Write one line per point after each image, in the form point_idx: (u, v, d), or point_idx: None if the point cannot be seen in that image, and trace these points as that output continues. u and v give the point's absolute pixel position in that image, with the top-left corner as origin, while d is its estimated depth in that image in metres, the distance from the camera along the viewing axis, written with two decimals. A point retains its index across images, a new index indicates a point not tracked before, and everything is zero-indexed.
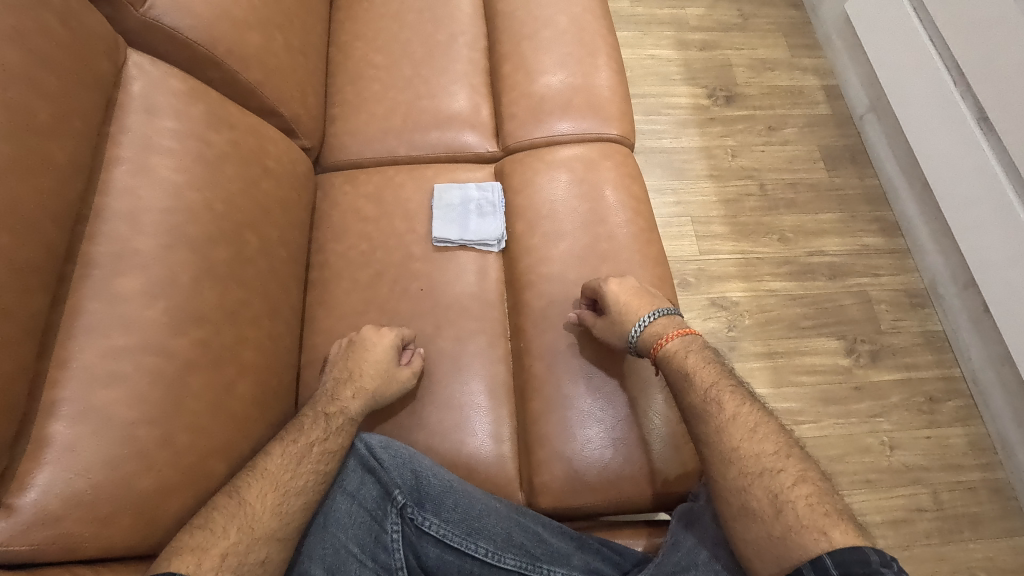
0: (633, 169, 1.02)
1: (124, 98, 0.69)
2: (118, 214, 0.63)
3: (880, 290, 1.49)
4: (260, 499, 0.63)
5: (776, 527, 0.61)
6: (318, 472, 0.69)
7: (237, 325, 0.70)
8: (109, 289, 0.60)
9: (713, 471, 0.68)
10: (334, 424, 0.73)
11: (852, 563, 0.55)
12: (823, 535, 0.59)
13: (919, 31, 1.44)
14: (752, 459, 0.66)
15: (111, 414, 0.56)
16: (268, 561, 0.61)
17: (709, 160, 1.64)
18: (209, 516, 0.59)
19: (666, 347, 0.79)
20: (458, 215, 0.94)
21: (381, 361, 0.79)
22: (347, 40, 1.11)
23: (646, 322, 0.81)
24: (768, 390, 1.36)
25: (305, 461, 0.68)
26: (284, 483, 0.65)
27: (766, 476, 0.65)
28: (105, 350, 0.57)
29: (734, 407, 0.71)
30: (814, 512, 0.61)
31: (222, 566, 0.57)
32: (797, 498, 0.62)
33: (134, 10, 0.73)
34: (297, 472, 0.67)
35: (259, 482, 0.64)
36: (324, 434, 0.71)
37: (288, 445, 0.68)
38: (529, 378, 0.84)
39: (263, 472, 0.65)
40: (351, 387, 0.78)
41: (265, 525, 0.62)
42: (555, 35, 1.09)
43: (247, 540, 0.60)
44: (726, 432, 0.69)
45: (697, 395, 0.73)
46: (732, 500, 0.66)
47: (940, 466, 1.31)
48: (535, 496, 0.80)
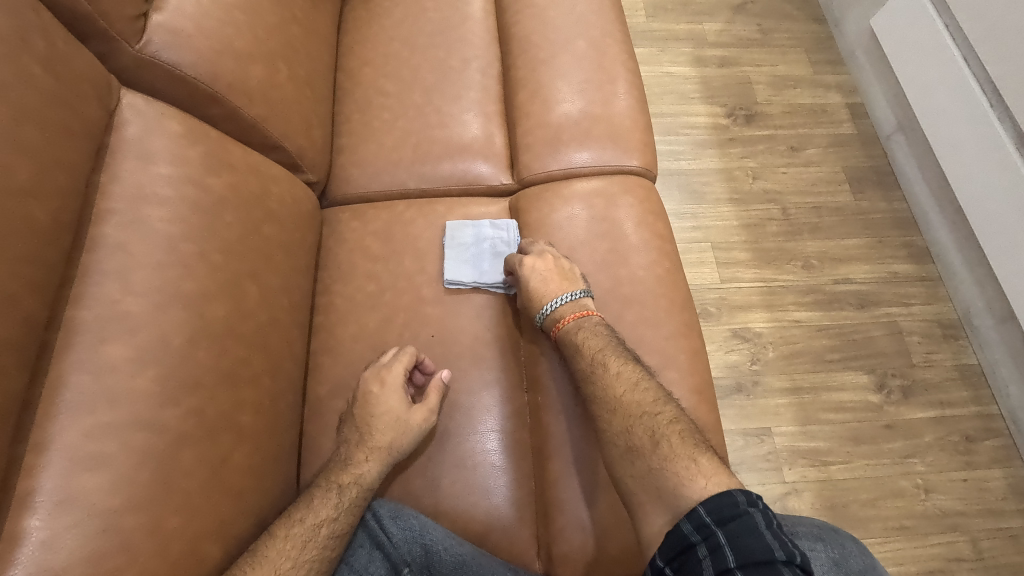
0: (655, 204, 0.97)
1: (116, 144, 0.64)
2: (107, 274, 0.58)
3: (911, 321, 1.42)
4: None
5: (654, 459, 0.68)
6: (321, 560, 0.64)
7: (235, 388, 0.65)
8: (94, 359, 0.55)
9: (599, 422, 0.74)
10: (346, 497, 0.68)
11: (723, 508, 0.60)
12: (692, 462, 0.67)
13: (952, 49, 1.38)
14: (634, 405, 0.73)
15: (93, 503, 0.51)
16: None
17: (729, 182, 1.58)
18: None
19: (565, 327, 0.80)
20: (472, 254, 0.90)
21: (393, 412, 0.75)
22: (355, 65, 1.06)
23: (551, 305, 0.81)
24: (794, 429, 1.30)
25: (310, 545, 0.63)
26: (283, 572, 0.60)
27: (645, 417, 0.72)
28: (88, 429, 0.52)
29: (616, 369, 0.76)
30: (684, 444, 0.69)
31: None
32: (671, 433, 0.70)
33: (129, 47, 0.69)
34: (299, 561, 0.62)
35: (256, 574, 0.59)
36: (333, 514, 0.67)
37: (293, 528, 0.64)
38: (546, 435, 0.79)
39: (263, 561, 0.60)
40: (365, 449, 0.73)
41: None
42: (573, 60, 1.04)
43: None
44: (609, 385, 0.75)
45: (584, 360, 0.77)
46: (618, 442, 0.72)
47: (978, 511, 1.24)
48: (553, 566, 0.74)
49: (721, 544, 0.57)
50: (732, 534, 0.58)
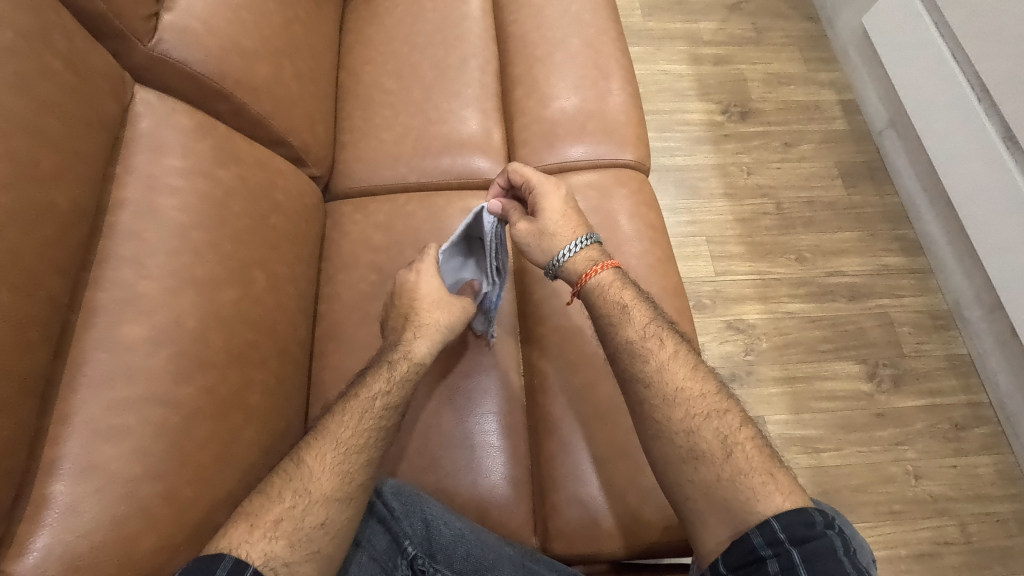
0: (648, 196, 1.00)
1: (131, 137, 0.67)
2: (124, 259, 0.61)
3: (902, 312, 1.45)
4: (322, 460, 0.65)
5: (725, 469, 0.65)
6: (379, 427, 0.70)
7: (244, 368, 0.68)
8: (113, 338, 0.58)
9: (659, 417, 0.70)
10: (398, 373, 0.74)
11: (799, 527, 0.58)
12: (769, 477, 0.64)
13: (941, 47, 1.41)
14: (696, 400, 0.71)
15: (114, 472, 0.54)
16: (328, 523, 0.63)
17: (724, 177, 1.61)
18: (274, 486, 0.63)
19: (597, 277, 0.79)
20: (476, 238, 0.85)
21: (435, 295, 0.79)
22: (357, 63, 1.10)
23: (577, 244, 0.81)
24: (786, 417, 1.33)
25: (367, 416, 0.69)
26: (344, 441, 0.67)
27: (713, 418, 0.69)
28: (108, 403, 0.55)
29: (666, 355, 0.74)
30: (760, 455, 0.66)
31: (276, 531, 0.60)
32: (744, 440, 0.67)
33: (142, 46, 0.72)
34: (357, 429, 0.68)
35: (321, 444, 0.67)
36: (388, 386, 0.72)
37: (352, 403, 0.70)
38: (542, 416, 0.82)
39: (327, 434, 0.68)
40: (414, 329, 0.78)
41: (324, 489, 0.64)
42: (568, 58, 1.07)
43: (302, 507, 0.62)
44: (667, 371, 0.73)
45: (633, 333, 0.76)
46: (679, 443, 0.69)
47: (967, 497, 1.27)
48: (549, 540, 0.77)
49: (796, 564, 0.56)
50: (808, 555, 0.56)
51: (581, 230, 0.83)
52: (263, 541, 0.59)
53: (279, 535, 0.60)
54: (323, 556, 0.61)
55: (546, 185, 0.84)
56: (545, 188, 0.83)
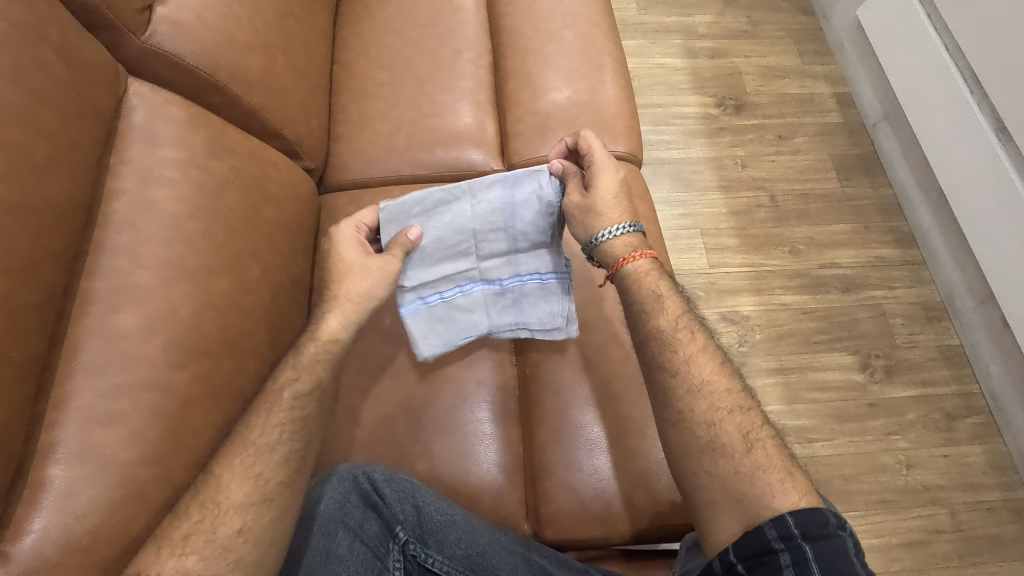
0: (640, 187, 1.01)
1: (124, 129, 0.68)
2: (118, 249, 0.62)
3: (895, 303, 1.46)
4: (227, 471, 0.63)
5: (744, 463, 0.64)
6: (291, 421, 0.68)
7: (238, 357, 0.69)
8: (108, 326, 0.59)
9: (681, 407, 0.69)
10: (305, 356, 0.72)
11: (815, 525, 0.57)
12: (787, 476, 0.63)
13: (934, 38, 1.41)
14: (722, 395, 0.69)
15: (109, 457, 0.55)
16: (245, 529, 0.62)
17: (718, 170, 1.61)
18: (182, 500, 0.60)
19: (634, 263, 0.77)
20: (505, 210, 0.78)
21: (355, 257, 0.75)
22: (351, 57, 1.10)
23: (624, 228, 0.77)
24: (779, 408, 1.34)
25: (275, 412, 0.67)
26: (254, 442, 0.65)
27: (736, 413, 0.68)
28: (103, 389, 0.56)
29: (697, 347, 0.73)
30: (780, 454, 0.65)
31: (185, 546, 0.58)
32: (765, 439, 0.66)
33: (135, 38, 0.73)
34: (267, 427, 0.66)
35: (227, 453, 0.64)
36: (294, 375, 0.70)
37: (262, 401, 0.68)
38: (534, 405, 0.83)
39: (236, 438, 0.65)
40: (330, 303, 0.74)
41: (235, 497, 0.62)
42: (561, 50, 1.07)
43: (212, 517, 0.60)
44: (695, 363, 0.71)
45: (665, 323, 0.74)
46: (699, 433, 0.67)
47: (958, 486, 1.28)
48: (540, 526, 0.78)
49: (809, 560, 0.55)
50: (821, 552, 0.56)
51: (626, 215, 0.78)
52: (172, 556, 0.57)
53: (191, 547, 0.58)
54: (246, 563, 0.61)
55: (604, 160, 0.79)
56: (602, 164, 0.79)
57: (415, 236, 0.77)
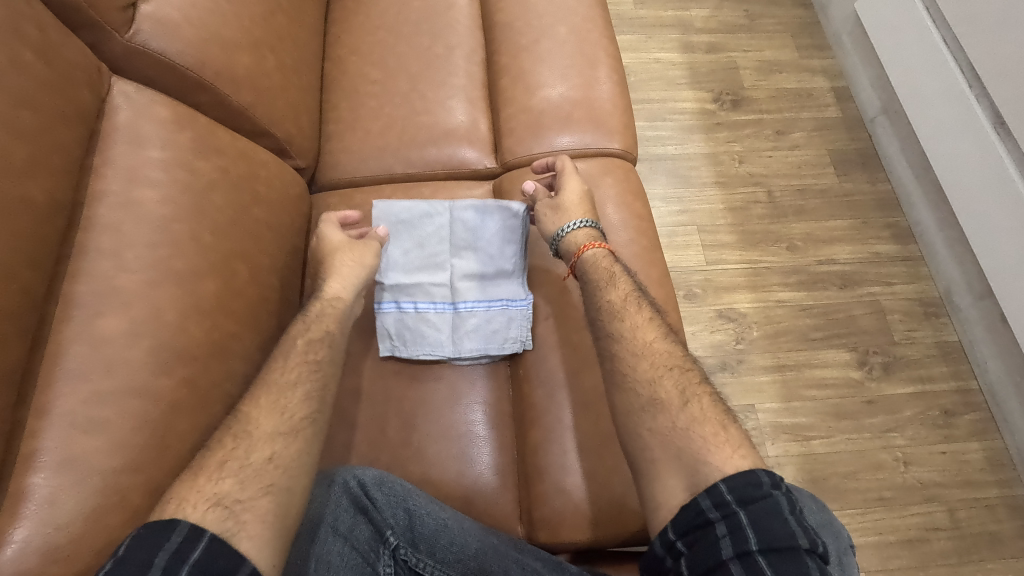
0: (635, 185, 1.00)
1: (108, 129, 0.67)
2: (102, 253, 0.61)
3: (893, 300, 1.45)
4: (257, 407, 0.65)
5: (680, 417, 0.66)
6: (309, 365, 0.71)
7: (226, 361, 0.68)
8: (92, 331, 0.58)
9: (622, 368, 0.73)
10: (321, 311, 0.78)
11: (745, 488, 0.57)
12: (721, 429, 0.64)
13: (933, 32, 1.40)
14: (662, 356, 0.73)
15: (93, 465, 0.54)
16: (276, 457, 0.62)
17: (715, 166, 1.60)
18: (216, 439, 0.62)
19: (587, 252, 0.84)
20: (476, 231, 0.88)
21: (343, 241, 0.85)
22: (342, 53, 1.09)
23: (583, 223, 0.86)
24: (776, 406, 1.33)
25: (294, 358, 0.71)
26: (277, 384, 0.68)
27: (674, 371, 0.71)
28: (86, 396, 0.56)
29: (642, 318, 0.77)
30: (715, 409, 0.67)
31: (222, 471, 0.59)
32: (702, 395, 0.68)
33: (119, 36, 0.72)
34: (289, 369, 0.70)
35: (255, 394, 0.67)
36: (311, 323, 0.76)
37: (285, 347, 0.73)
38: (527, 406, 0.82)
39: (262, 382, 0.68)
40: (331, 274, 0.81)
41: (266, 427, 0.64)
42: (555, 46, 1.06)
43: (247, 446, 0.62)
44: (638, 330, 0.75)
45: (612, 298, 0.79)
46: (641, 392, 0.70)
47: (956, 483, 1.27)
48: (533, 530, 0.77)
49: (743, 524, 0.54)
50: (755, 515, 0.54)
51: (586, 215, 0.88)
52: (209, 480, 0.58)
53: (226, 473, 0.59)
54: (278, 489, 0.60)
55: (565, 174, 0.92)
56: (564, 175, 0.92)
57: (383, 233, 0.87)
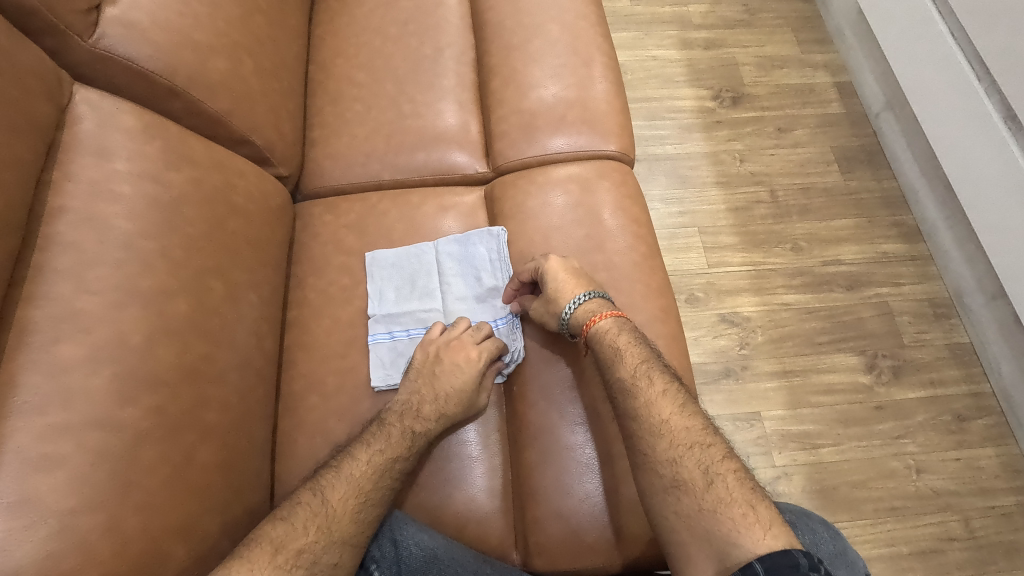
0: (633, 189, 0.95)
1: (69, 140, 0.63)
2: (61, 273, 0.57)
3: (902, 301, 1.41)
4: (342, 502, 0.66)
5: (706, 499, 0.63)
6: (394, 483, 0.70)
7: (199, 386, 0.64)
8: (48, 359, 0.54)
9: (641, 447, 0.68)
10: (432, 407, 0.75)
11: (781, 568, 0.55)
12: (749, 509, 0.61)
13: (939, 24, 1.35)
14: (681, 433, 0.68)
15: (48, 505, 0.50)
16: (340, 565, 0.63)
17: (716, 166, 1.56)
18: (296, 518, 0.63)
19: (598, 326, 0.77)
20: (463, 257, 0.87)
21: (466, 389, 0.76)
22: (326, 56, 1.05)
23: (588, 295, 0.79)
24: (783, 413, 1.29)
25: (389, 472, 0.69)
26: (364, 489, 0.68)
27: (696, 449, 0.67)
28: (42, 430, 0.52)
29: (656, 391, 0.71)
30: (742, 487, 0.63)
31: (297, 562, 0.60)
32: (726, 472, 0.65)
33: (82, 42, 0.68)
34: (378, 479, 0.69)
35: (342, 485, 0.67)
36: (420, 420, 0.74)
37: (380, 435, 0.72)
38: (522, 425, 0.78)
39: (345, 472, 0.68)
40: (434, 406, 0.75)
41: (346, 528, 0.65)
42: (547, 45, 1.02)
43: (323, 544, 0.63)
44: (655, 407, 0.70)
45: (625, 372, 0.73)
46: (662, 472, 0.66)
47: (971, 490, 1.23)
48: (530, 556, 0.73)
49: None
50: None
51: (586, 285, 0.81)
52: (283, 567, 0.59)
53: (296, 567, 0.60)
54: None
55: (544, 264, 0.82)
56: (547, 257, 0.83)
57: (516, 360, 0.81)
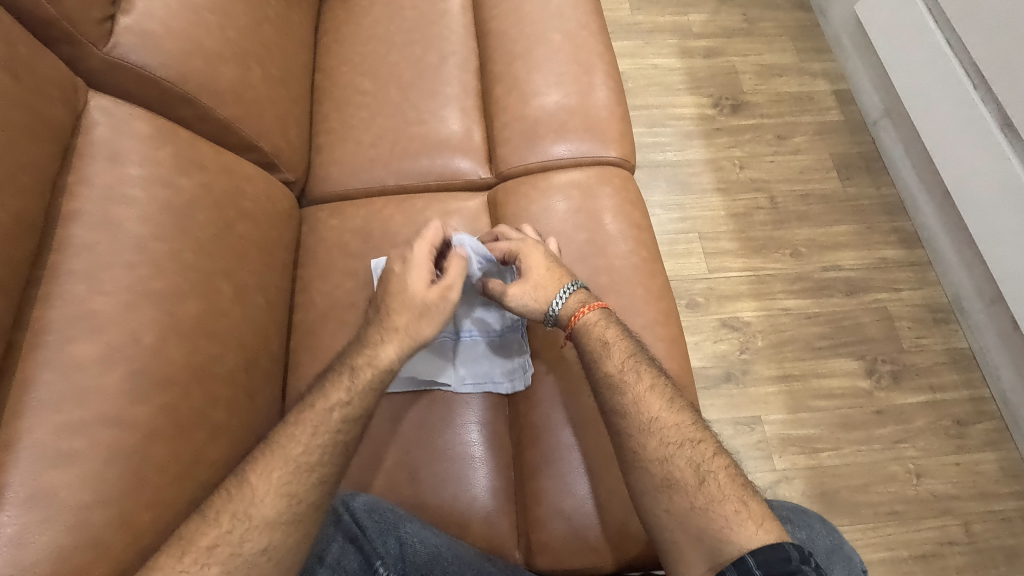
0: (633, 194, 0.97)
1: (84, 145, 0.65)
2: (76, 275, 0.59)
3: (900, 306, 1.42)
4: (267, 479, 0.61)
5: (699, 497, 0.63)
6: (335, 442, 0.65)
7: (208, 385, 0.66)
8: (63, 358, 0.55)
9: (632, 444, 0.68)
10: (365, 373, 0.69)
11: (774, 563, 0.56)
12: (742, 506, 0.62)
13: (936, 33, 1.37)
14: (671, 429, 0.68)
15: (63, 500, 0.51)
16: (271, 549, 0.59)
17: (716, 172, 1.57)
18: (213, 508, 0.59)
19: (585, 317, 0.76)
20: None
21: (410, 296, 0.73)
22: (332, 64, 1.07)
23: (569, 289, 0.79)
24: (783, 417, 1.29)
25: (322, 432, 0.65)
26: (294, 459, 0.63)
27: (686, 446, 0.66)
28: (57, 426, 0.53)
29: (643, 386, 0.71)
30: (733, 483, 0.64)
31: (210, 557, 0.56)
32: (718, 470, 0.65)
33: (97, 50, 0.70)
34: (310, 445, 0.64)
35: (269, 461, 0.63)
36: (351, 390, 0.68)
37: (309, 413, 0.66)
38: (525, 425, 0.79)
39: (276, 447, 0.64)
40: (383, 332, 0.72)
41: (267, 511, 0.60)
42: (549, 54, 1.04)
43: (241, 531, 0.58)
44: (644, 403, 0.69)
45: (611, 367, 0.73)
46: (653, 471, 0.66)
47: (971, 495, 1.23)
48: (532, 556, 0.74)
49: None
50: None
51: (567, 276, 0.80)
52: (197, 563, 0.55)
53: (212, 558, 0.56)
54: None
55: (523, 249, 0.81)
56: (524, 243, 0.82)
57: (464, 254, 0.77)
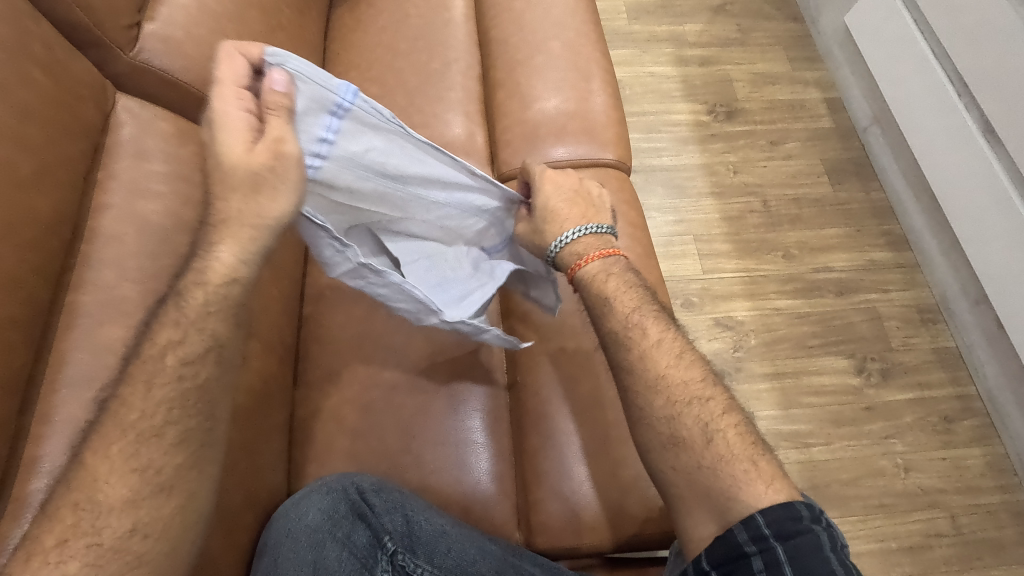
0: (629, 194, 1.02)
1: (113, 143, 0.69)
2: (106, 263, 0.63)
3: (889, 306, 1.46)
4: (106, 459, 0.55)
5: (705, 457, 0.64)
6: (180, 392, 0.59)
7: None
8: (93, 339, 0.59)
9: (639, 402, 0.70)
10: (191, 307, 0.59)
11: (786, 523, 0.58)
12: (752, 465, 0.63)
13: (921, 43, 1.42)
14: (679, 387, 0.69)
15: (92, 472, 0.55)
16: (138, 526, 0.56)
17: (711, 177, 1.62)
18: (54, 499, 0.53)
19: (585, 268, 0.78)
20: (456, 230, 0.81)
21: (237, 164, 0.55)
22: (340, 69, 1.11)
23: (580, 230, 0.80)
24: (774, 413, 1.33)
25: (156, 392, 0.58)
26: (133, 427, 0.57)
27: (695, 404, 0.67)
28: (88, 402, 0.58)
29: (651, 337, 0.72)
30: (741, 442, 0.65)
31: (63, 549, 0.52)
32: (726, 428, 0.66)
33: (123, 54, 0.74)
34: (148, 406, 0.57)
35: (102, 437, 0.56)
36: (178, 335, 0.59)
37: (137, 370, 0.58)
38: (525, 412, 0.84)
39: (109, 420, 0.56)
40: (220, 232, 0.59)
41: (118, 492, 0.55)
42: (549, 60, 1.08)
43: (91, 518, 0.54)
44: (650, 358, 0.71)
45: (617, 321, 0.74)
46: (661, 429, 0.68)
47: (957, 488, 1.27)
48: (531, 535, 0.78)
49: (781, 562, 0.56)
50: (792, 551, 0.57)
51: (582, 222, 0.81)
52: (58, 554, 0.52)
53: (74, 547, 0.53)
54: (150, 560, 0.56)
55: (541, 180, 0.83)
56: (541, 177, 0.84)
57: (283, 85, 0.57)
